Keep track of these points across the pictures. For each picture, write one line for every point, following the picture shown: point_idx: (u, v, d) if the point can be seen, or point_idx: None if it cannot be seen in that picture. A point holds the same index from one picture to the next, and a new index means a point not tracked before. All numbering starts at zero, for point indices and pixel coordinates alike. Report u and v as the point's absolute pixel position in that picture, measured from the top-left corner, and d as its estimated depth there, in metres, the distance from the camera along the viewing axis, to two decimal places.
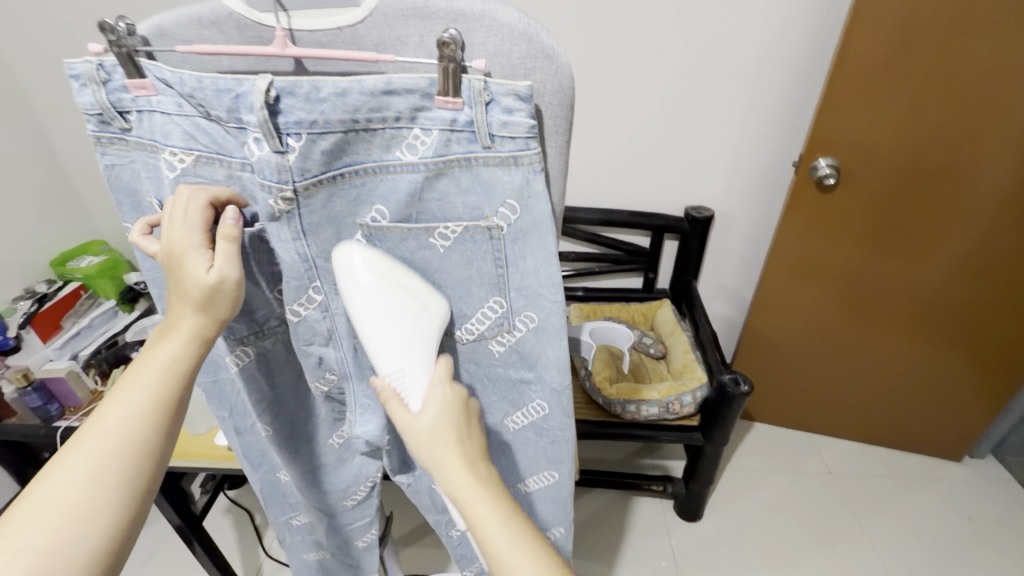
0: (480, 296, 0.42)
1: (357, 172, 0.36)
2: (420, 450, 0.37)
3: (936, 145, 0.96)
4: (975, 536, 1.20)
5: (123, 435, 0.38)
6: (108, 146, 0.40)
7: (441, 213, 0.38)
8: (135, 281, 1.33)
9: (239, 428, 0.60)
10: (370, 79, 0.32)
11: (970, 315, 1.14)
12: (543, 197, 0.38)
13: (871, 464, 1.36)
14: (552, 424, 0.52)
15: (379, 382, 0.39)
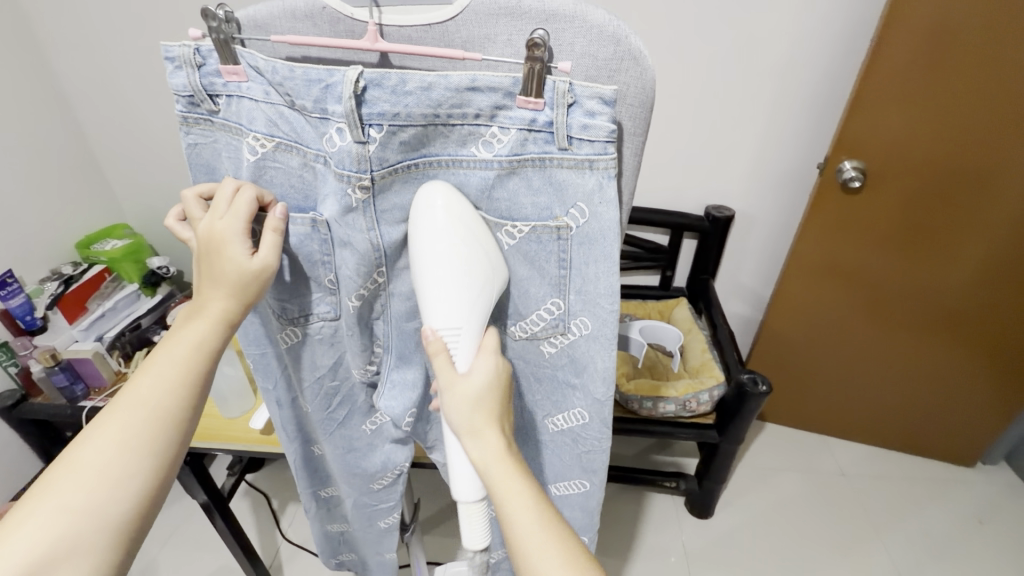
0: (539, 296, 0.42)
1: (431, 164, 0.37)
2: (463, 415, 0.40)
3: (966, 149, 0.95)
4: (985, 543, 1.20)
5: (153, 405, 0.40)
6: (192, 125, 0.41)
7: (508, 213, 0.38)
8: (158, 266, 1.35)
9: (282, 400, 0.60)
10: (457, 75, 0.32)
11: (992, 320, 1.14)
12: (613, 202, 0.36)
13: (882, 467, 1.37)
14: (592, 434, 0.51)
15: (430, 332, 0.39)
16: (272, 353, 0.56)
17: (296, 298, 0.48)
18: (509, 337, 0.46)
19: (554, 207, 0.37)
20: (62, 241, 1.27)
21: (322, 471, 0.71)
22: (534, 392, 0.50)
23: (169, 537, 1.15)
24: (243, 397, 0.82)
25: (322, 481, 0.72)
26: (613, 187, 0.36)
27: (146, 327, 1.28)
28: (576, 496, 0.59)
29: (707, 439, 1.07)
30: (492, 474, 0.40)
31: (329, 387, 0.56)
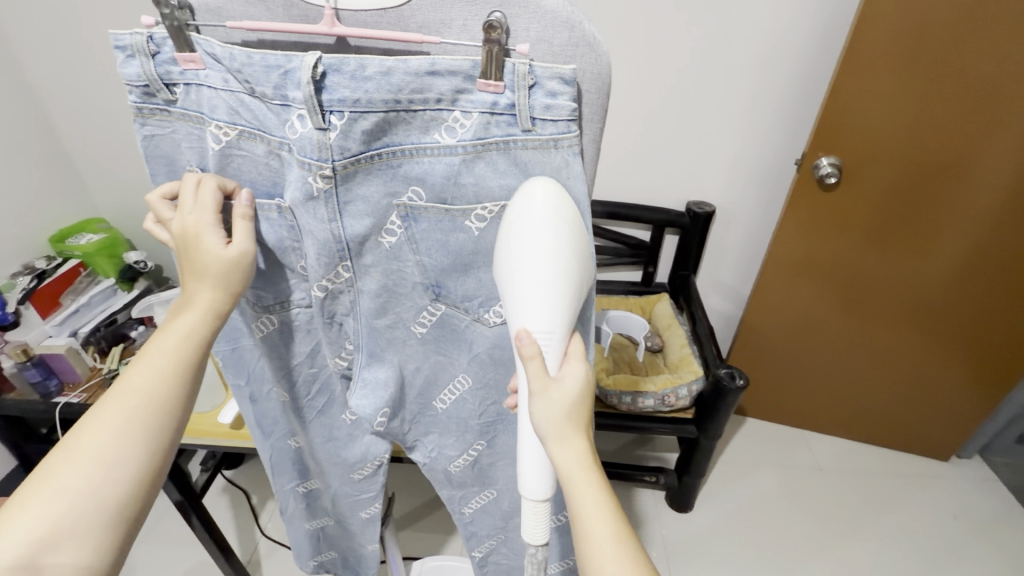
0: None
1: (394, 153, 0.36)
2: (548, 421, 0.39)
3: (940, 143, 0.97)
4: (959, 535, 1.23)
5: (145, 394, 0.39)
6: (148, 117, 0.39)
7: (476, 197, 0.38)
8: (135, 260, 1.33)
9: (255, 395, 0.60)
10: (415, 59, 0.32)
11: (968, 313, 1.15)
12: (580, 177, 0.37)
13: (860, 462, 1.39)
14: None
15: (526, 335, 0.38)
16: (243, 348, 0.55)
17: (269, 287, 0.48)
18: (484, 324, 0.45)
19: (522, 188, 0.37)
20: (35, 235, 1.25)
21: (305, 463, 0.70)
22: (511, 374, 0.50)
23: (145, 535, 1.14)
24: (213, 390, 0.81)
25: (300, 475, 0.71)
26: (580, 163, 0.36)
27: (122, 322, 1.26)
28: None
29: (686, 434, 1.08)
30: (569, 468, 0.39)
31: (303, 374, 0.56)
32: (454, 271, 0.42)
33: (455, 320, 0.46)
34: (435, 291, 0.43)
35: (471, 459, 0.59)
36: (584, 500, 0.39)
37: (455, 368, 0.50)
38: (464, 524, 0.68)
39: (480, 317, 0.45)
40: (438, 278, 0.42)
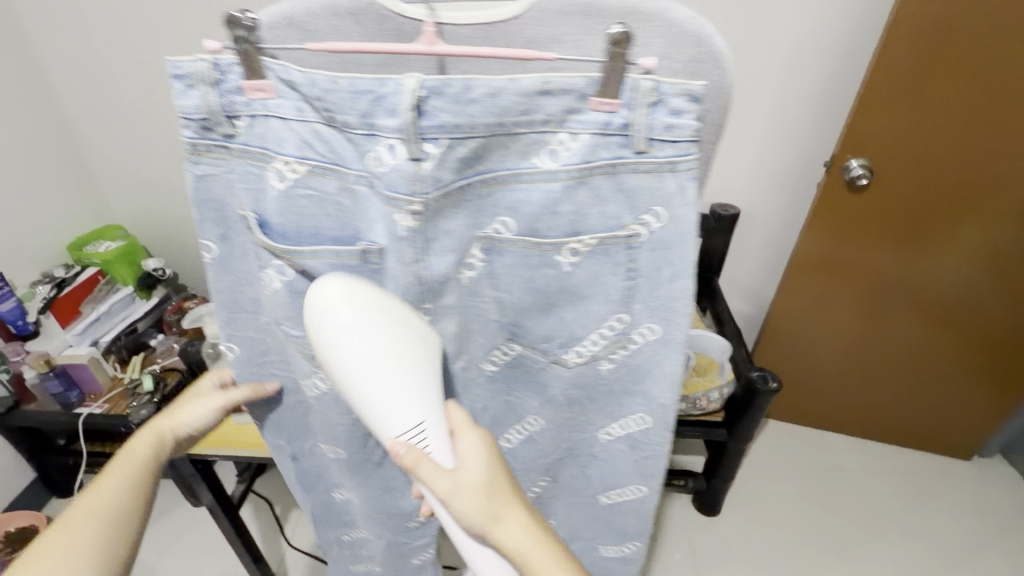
0: (605, 313, 0.40)
1: (486, 180, 0.35)
2: (470, 505, 0.39)
3: (971, 145, 0.97)
4: (984, 535, 1.23)
5: (102, 493, 0.51)
6: (202, 155, 0.39)
7: (574, 226, 0.37)
8: (153, 267, 1.30)
9: (293, 435, 0.58)
10: (528, 78, 0.31)
11: (992, 313, 1.16)
12: (694, 205, 0.36)
13: (884, 463, 1.38)
14: (652, 439, 0.48)
15: (399, 447, 0.38)
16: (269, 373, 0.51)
17: None
18: (563, 364, 0.44)
19: (625, 216, 0.36)
20: (54, 243, 1.23)
21: (343, 514, 0.68)
22: (585, 412, 0.49)
23: (170, 548, 1.12)
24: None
25: (343, 524, 0.69)
26: (696, 190, 0.35)
27: (143, 331, 1.25)
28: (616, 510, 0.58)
29: (716, 437, 1.07)
30: (503, 540, 0.40)
31: (356, 421, 0.52)
32: (535, 309, 0.41)
33: (530, 361, 0.46)
34: (512, 330, 0.43)
35: (534, 497, 0.58)
36: (531, 570, 0.39)
37: (526, 410, 0.50)
38: None
39: (559, 358, 0.44)
40: (516, 316, 0.42)
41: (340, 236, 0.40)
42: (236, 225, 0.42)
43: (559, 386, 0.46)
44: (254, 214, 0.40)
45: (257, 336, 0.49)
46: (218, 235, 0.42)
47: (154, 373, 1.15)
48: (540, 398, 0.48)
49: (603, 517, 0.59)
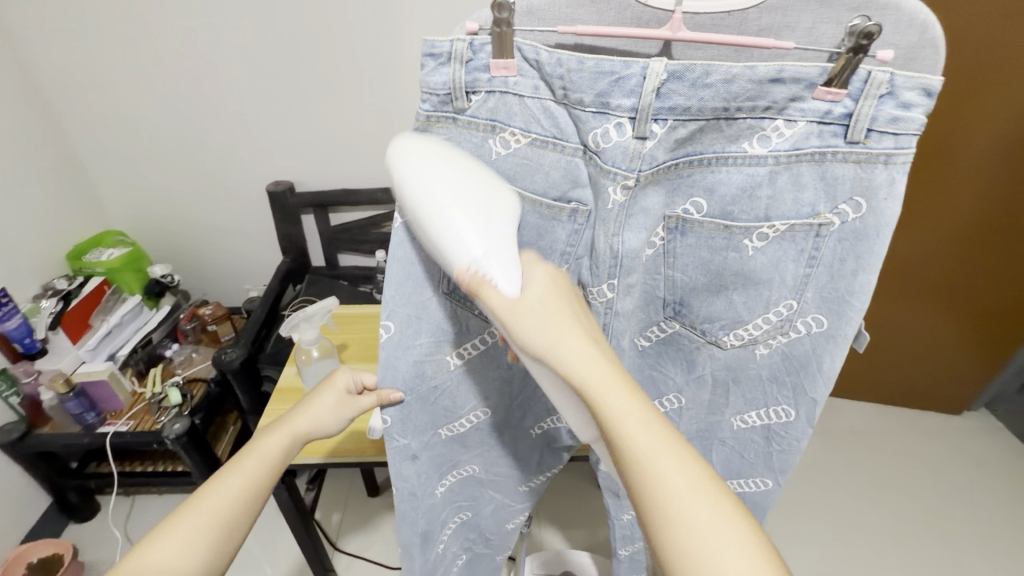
0: (777, 297, 0.45)
1: (692, 163, 0.43)
2: (529, 322, 0.38)
3: (949, 129, 1.04)
4: (986, 479, 1.29)
5: (235, 488, 0.51)
6: (433, 124, 0.46)
7: (767, 210, 0.42)
8: (162, 274, 1.21)
9: (415, 453, 0.62)
10: (764, 67, 0.38)
11: (976, 289, 1.22)
12: (896, 200, 0.39)
13: (888, 423, 1.43)
14: (789, 433, 0.53)
15: (463, 271, 0.38)
16: (416, 397, 0.58)
17: None
18: (721, 345, 0.49)
19: (820, 205, 0.41)
20: (51, 253, 1.10)
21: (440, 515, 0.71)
22: (727, 395, 0.53)
23: None
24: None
25: (441, 527, 0.72)
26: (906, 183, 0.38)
27: (157, 342, 1.17)
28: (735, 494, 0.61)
29: None
30: (587, 380, 0.37)
31: (495, 433, 0.66)
32: (706, 291, 0.46)
33: (685, 340, 0.51)
34: (676, 309, 0.49)
35: None
36: (648, 452, 0.35)
37: (668, 386, 0.55)
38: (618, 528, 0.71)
39: (719, 339, 0.49)
40: (684, 296, 0.47)
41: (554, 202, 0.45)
42: None
43: (710, 364, 0.51)
44: None
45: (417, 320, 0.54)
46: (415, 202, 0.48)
47: (179, 386, 1.08)
48: (685, 373, 0.53)
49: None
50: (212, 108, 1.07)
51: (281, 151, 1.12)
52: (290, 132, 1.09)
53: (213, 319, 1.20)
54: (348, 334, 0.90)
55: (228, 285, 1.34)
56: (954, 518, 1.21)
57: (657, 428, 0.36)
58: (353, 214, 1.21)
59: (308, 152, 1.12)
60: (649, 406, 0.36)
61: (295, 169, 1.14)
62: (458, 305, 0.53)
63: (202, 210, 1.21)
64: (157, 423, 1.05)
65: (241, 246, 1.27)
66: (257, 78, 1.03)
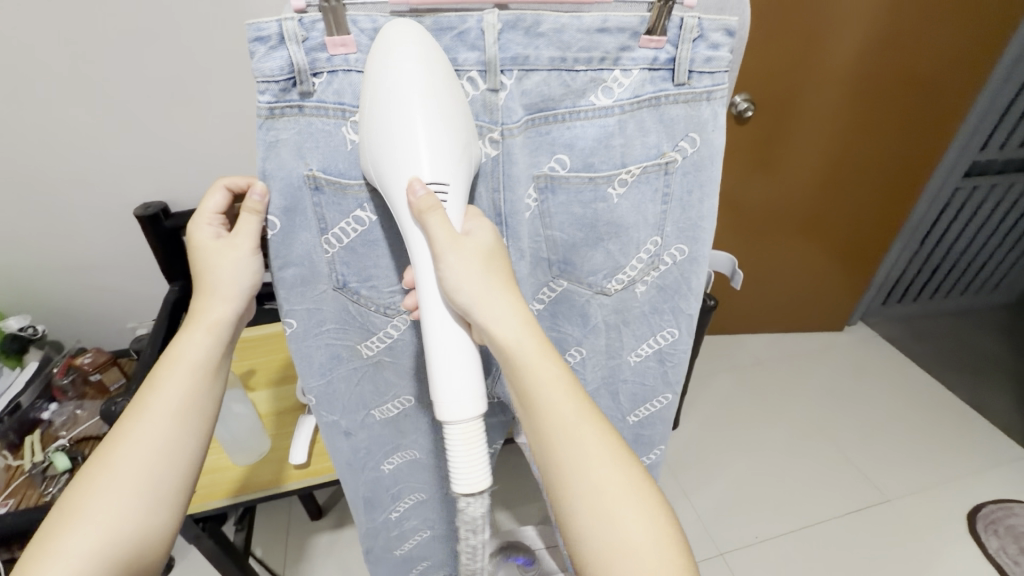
0: (643, 237, 0.51)
1: (546, 119, 0.44)
2: (477, 288, 0.41)
3: (795, 70, 1.11)
4: (868, 381, 1.47)
5: (167, 417, 0.47)
6: (276, 118, 0.40)
7: (622, 158, 0.46)
8: (21, 327, 1.05)
9: (349, 428, 0.61)
10: (591, 18, 0.41)
11: (841, 213, 1.37)
12: (720, 130, 0.47)
13: (789, 346, 1.58)
14: (678, 351, 0.60)
15: (419, 185, 0.39)
16: (336, 378, 0.56)
17: (407, 274, 0.50)
18: (607, 293, 0.54)
19: (663, 145, 0.46)
20: None
21: (392, 486, 0.70)
22: (621, 336, 0.59)
23: None
24: (259, 437, 0.71)
25: (392, 499, 0.72)
26: (723, 114, 0.46)
27: (29, 405, 1.02)
28: (642, 427, 0.68)
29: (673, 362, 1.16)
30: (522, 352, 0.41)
31: (424, 418, 0.65)
32: (585, 244, 0.50)
33: (575, 296, 0.55)
34: (560, 267, 0.52)
35: None
36: (565, 422, 0.41)
37: (569, 342, 0.59)
38: None
39: (603, 288, 0.53)
40: (566, 253, 0.51)
41: None
42: (298, 194, 0.43)
43: (601, 312, 0.56)
44: (320, 170, 0.43)
45: (325, 313, 0.51)
46: (283, 203, 0.44)
47: (65, 449, 0.96)
48: (582, 327, 0.57)
49: (630, 434, 0.69)
50: (40, 133, 0.90)
51: (140, 169, 0.98)
52: (146, 147, 0.95)
53: (95, 368, 1.05)
54: (252, 359, 0.84)
55: (105, 327, 1.18)
56: (845, 419, 1.36)
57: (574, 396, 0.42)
58: None
59: (169, 166, 0.99)
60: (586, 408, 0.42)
61: (164, 185, 1.01)
62: (353, 302, 0.50)
63: (48, 247, 1.03)
64: (44, 495, 0.92)
65: (109, 281, 1.11)
66: (92, 93, 0.88)
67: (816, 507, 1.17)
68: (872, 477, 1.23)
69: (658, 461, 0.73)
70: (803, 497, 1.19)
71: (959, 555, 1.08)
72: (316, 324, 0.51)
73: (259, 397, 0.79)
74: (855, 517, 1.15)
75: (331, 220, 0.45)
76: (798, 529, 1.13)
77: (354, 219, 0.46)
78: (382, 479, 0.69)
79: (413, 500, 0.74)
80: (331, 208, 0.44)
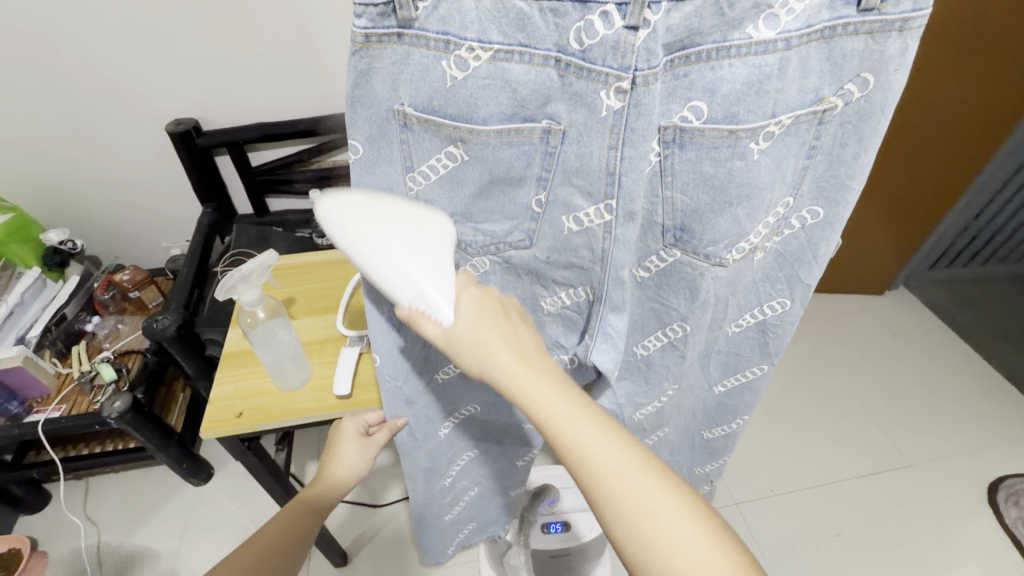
0: (776, 198, 0.46)
1: (689, 58, 0.38)
2: (469, 353, 0.39)
3: None
4: (903, 345, 1.44)
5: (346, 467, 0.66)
6: (372, 44, 0.36)
7: (773, 106, 0.40)
8: (60, 240, 1.05)
9: (411, 397, 0.61)
10: None
11: (908, 170, 1.29)
12: (904, 69, 0.40)
13: (829, 307, 1.54)
14: (784, 322, 0.57)
15: (403, 310, 0.39)
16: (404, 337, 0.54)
17: (494, 220, 0.47)
18: (724, 265, 0.49)
19: (825, 89, 0.41)
20: None
21: (447, 452, 0.73)
22: (727, 307, 0.56)
23: (185, 526, 1.06)
24: (301, 364, 0.69)
25: (447, 463, 0.75)
26: (916, 49, 0.39)
27: (73, 317, 1.04)
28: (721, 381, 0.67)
29: None
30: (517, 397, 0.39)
31: None
32: (709, 209, 0.45)
33: (687, 268, 0.50)
34: (676, 235, 0.47)
35: (655, 407, 0.69)
36: (608, 460, 0.37)
37: (671, 317, 0.55)
38: None
39: (722, 259, 0.48)
40: (685, 219, 0.46)
41: (536, 105, 0.39)
42: (389, 130, 0.40)
43: (713, 286, 0.51)
44: (413, 108, 0.39)
45: None
46: (366, 135, 0.40)
47: (110, 360, 0.98)
48: (689, 302, 0.53)
49: (716, 400, 0.69)
50: (80, 42, 0.87)
51: (175, 84, 0.94)
52: (183, 60, 0.91)
53: (134, 285, 1.06)
54: (293, 286, 0.81)
55: (145, 246, 1.18)
56: (876, 380, 1.35)
57: (628, 450, 0.38)
58: (271, 149, 1.07)
59: (211, 85, 0.95)
60: (603, 421, 0.39)
61: (199, 103, 0.97)
62: None
63: (92, 163, 1.02)
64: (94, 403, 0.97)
65: (150, 202, 1.10)
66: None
67: (841, 465, 1.18)
68: (896, 444, 1.22)
69: (736, 430, 0.73)
70: (824, 454, 1.20)
71: (979, 525, 1.09)
72: None
73: (301, 325, 0.77)
74: (875, 476, 1.16)
75: (419, 154, 0.41)
76: (820, 484, 1.15)
77: (440, 162, 0.42)
78: (440, 445, 0.70)
79: (466, 460, 0.77)
80: (421, 149, 0.41)
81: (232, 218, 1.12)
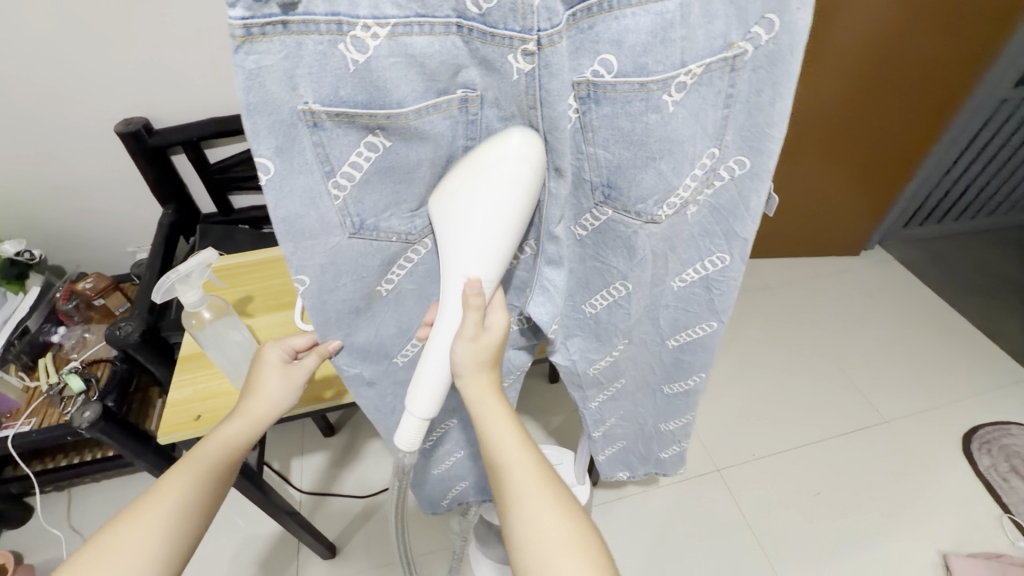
0: (700, 150, 0.46)
1: (593, 10, 0.37)
2: (475, 356, 0.47)
3: None
4: (875, 303, 1.45)
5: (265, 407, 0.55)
6: (256, 41, 0.32)
7: (681, 56, 0.39)
8: (17, 252, 1.02)
9: (373, 379, 0.60)
10: None
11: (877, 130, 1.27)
12: (807, 8, 0.39)
13: (805, 271, 1.54)
14: (726, 276, 0.57)
15: (474, 284, 0.44)
16: (356, 329, 0.53)
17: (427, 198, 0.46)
18: (656, 221, 0.49)
19: (731, 34, 0.40)
20: None
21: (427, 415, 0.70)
22: (667, 263, 0.56)
23: None
24: None
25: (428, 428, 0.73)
26: None
27: (37, 329, 1.02)
28: (683, 349, 0.67)
29: None
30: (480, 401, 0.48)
31: None
32: (632, 166, 0.44)
33: (620, 226, 0.50)
34: (604, 192, 0.47)
35: (609, 360, 0.69)
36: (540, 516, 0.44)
37: (613, 276, 0.55)
38: (589, 418, 0.79)
39: (654, 216, 0.48)
40: (611, 176, 0.45)
41: (448, 77, 0.38)
42: (300, 137, 0.37)
43: (648, 244, 0.51)
44: (320, 104, 0.36)
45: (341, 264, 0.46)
46: (275, 144, 0.37)
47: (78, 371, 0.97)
48: (628, 260, 0.53)
49: (671, 356, 0.69)
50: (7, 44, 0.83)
51: (116, 83, 0.90)
52: (120, 57, 0.87)
53: (98, 293, 1.05)
54: (247, 285, 0.80)
55: (105, 252, 1.15)
56: (850, 340, 1.36)
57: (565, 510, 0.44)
58: (230, 145, 1.04)
59: (152, 83, 0.92)
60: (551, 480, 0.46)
61: (144, 103, 0.94)
62: (370, 241, 0.46)
63: (38, 171, 0.99)
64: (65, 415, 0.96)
65: (106, 208, 1.07)
66: None
67: (818, 426, 1.20)
68: (871, 401, 1.24)
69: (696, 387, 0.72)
70: (801, 418, 1.21)
71: (952, 472, 1.11)
72: (333, 279, 0.47)
73: (257, 323, 0.75)
74: (852, 436, 1.18)
75: (339, 152, 0.39)
76: (798, 447, 1.17)
77: (363, 154, 0.40)
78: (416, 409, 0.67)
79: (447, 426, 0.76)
80: (335, 142, 0.39)
81: (197, 218, 1.11)
